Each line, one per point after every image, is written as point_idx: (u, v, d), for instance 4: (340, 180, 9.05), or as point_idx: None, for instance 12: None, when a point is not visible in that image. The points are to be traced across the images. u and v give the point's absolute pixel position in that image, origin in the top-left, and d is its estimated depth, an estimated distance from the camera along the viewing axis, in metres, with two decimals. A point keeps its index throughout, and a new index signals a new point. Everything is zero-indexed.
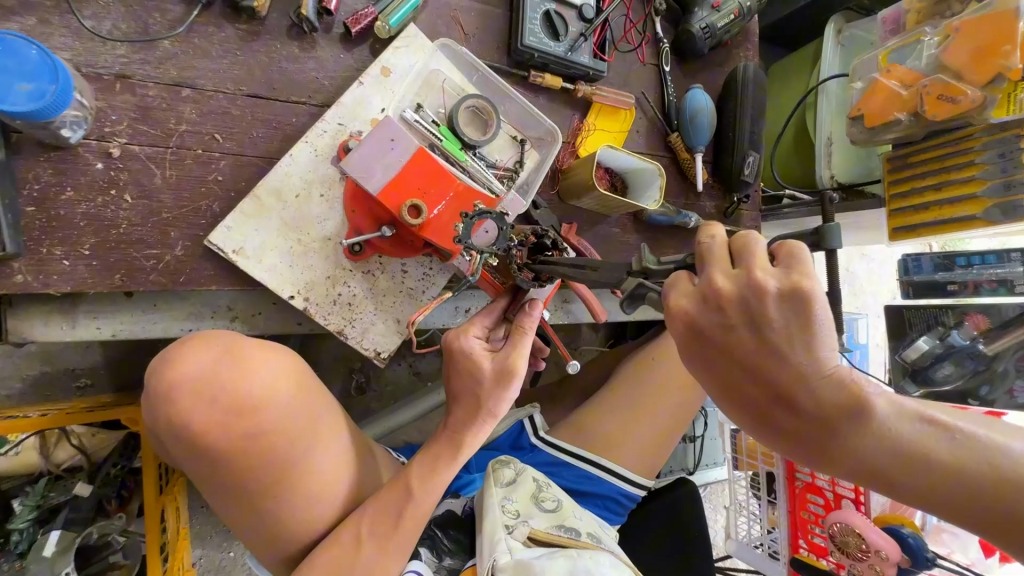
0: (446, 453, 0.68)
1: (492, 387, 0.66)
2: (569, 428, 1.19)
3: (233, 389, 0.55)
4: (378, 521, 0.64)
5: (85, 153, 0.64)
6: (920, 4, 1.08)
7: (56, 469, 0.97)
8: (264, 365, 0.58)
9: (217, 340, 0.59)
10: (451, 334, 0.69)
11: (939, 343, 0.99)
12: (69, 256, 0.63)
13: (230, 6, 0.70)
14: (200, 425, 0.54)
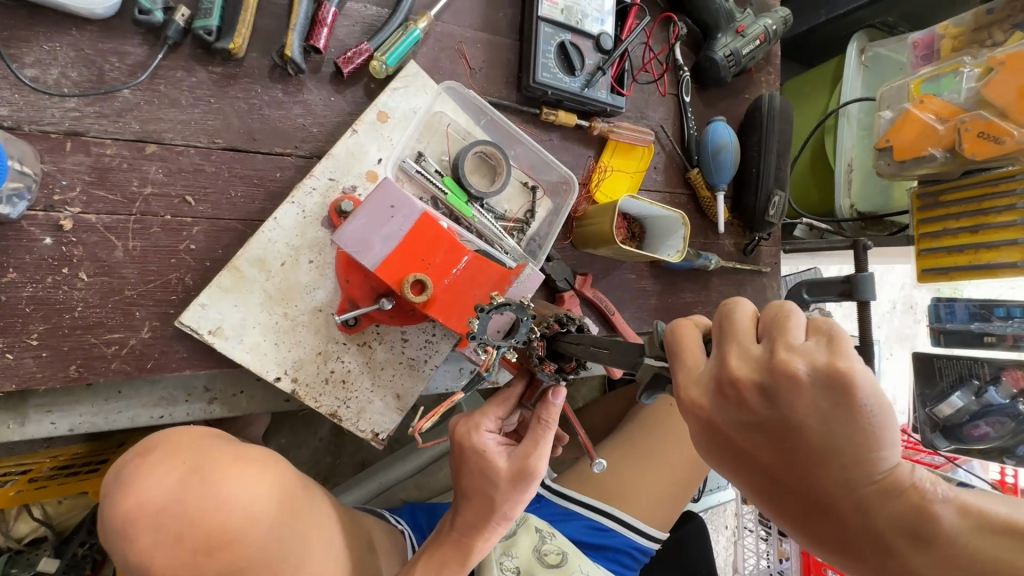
0: (453, 562, 0.60)
1: (508, 489, 0.58)
2: (578, 475, 1.11)
3: (205, 519, 0.50)
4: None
5: (31, 226, 0.55)
6: (958, 30, 1.01)
7: (17, 543, 0.88)
8: (241, 485, 0.52)
9: (182, 454, 0.52)
10: (461, 423, 0.61)
11: (975, 400, 0.94)
12: (14, 348, 0.54)
13: (201, 46, 0.61)
14: (169, 565, 0.49)
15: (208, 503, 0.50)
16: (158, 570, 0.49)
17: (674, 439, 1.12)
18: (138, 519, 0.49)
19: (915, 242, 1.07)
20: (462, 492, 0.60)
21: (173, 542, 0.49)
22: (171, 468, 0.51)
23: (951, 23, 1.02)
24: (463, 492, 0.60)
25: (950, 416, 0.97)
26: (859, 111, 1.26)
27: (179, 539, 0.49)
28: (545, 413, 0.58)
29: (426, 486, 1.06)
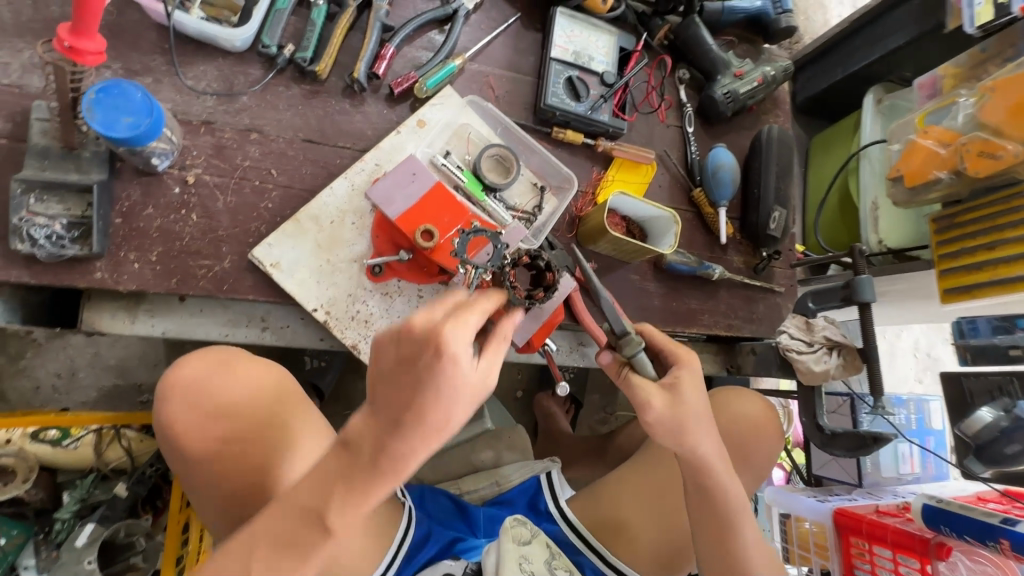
0: (374, 481, 0.54)
1: (464, 405, 0.54)
2: (586, 503, 0.97)
3: (218, 392, 0.69)
4: (275, 560, 0.53)
5: (168, 179, 0.78)
6: (956, 69, 1.08)
7: (104, 468, 1.07)
8: (245, 379, 0.70)
9: (215, 353, 0.72)
10: (431, 326, 0.52)
11: (1005, 415, 0.89)
12: (140, 260, 0.76)
13: (299, 71, 0.86)
14: (187, 426, 0.67)
15: (221, 385, 0.68)
16: (178, 431, 0.67)
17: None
18: (172, 389, 0.68)
19: (935, 264, 1.06)
20: (402, 408, 0.53)
21: (189, 408, 0.67)
22: (201, 360, 0.70)
23: (950, 64, 1.09)
24: (407, 398, 0.52)
25: (980, 432, 0.90)
26: (880, 151, 1.31)
27: (194, 407, 0.67)
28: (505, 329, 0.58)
29: (439, 471, 1.13)
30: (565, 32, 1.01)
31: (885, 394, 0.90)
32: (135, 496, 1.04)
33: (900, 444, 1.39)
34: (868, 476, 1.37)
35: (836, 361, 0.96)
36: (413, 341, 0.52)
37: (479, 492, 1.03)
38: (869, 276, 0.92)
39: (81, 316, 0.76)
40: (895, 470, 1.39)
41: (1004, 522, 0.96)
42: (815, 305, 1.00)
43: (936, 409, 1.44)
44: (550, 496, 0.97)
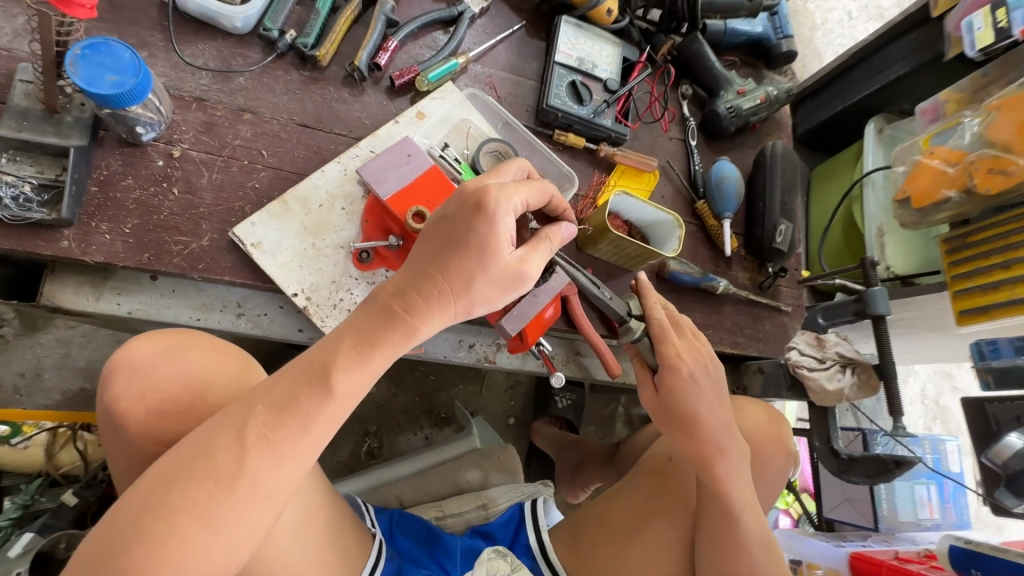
0: (388, 342, 0.51)
1: (490, 286, 0.56)
2: (566, 535, 0.87)
3: (166, 383, 0.50)
4: (272, 427, 0.46)
5: (152, 152, 0.75)
6: (958, 94, 1.09)
7: (54, 472, 0.98)
8: (206, 363, 0.53)
9: (179, 332, 0.55)
10: (485, 189, 0.56)
11: None
12: (112, 232, 0.71)
13: (299, 57, 0.85)
14: (134, 422, 0.49)
15: (174, 370, 0.51)
16: (124, 430, 0.49)
17: (678, 496, 0.82)
18: (116, 372, 0.51)
19: (948, 285, 1.02)
20: (432, 271, 0.55)
21: (135, 399, 0.49)
22: (158, 338, 0.53)
23: (951, 90, 1.09)
24: (439, 265, 0.55)
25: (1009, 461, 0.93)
26: (884, 178, 1.27)
27: (141, 398, 0.49)
28: (547, 233, 0.62)
29: (420, 489, 1.03)
30: (570, 39, 1.01)
31: (904, 414, 0.83)
32: (83, 506, 0.95)
33: (916, 486, 1.29)
34: (884, 520, 1.27)
35: (850, 380, 0.90)
36: (461, 208, 0.56)
37: (463, 515, 0.95)
38: (882, 289, 0.87)
39: (41, 289, 0.71)
40: (914, 515, 1.27)
41: None
42: (824, 321, 0.96)
43: (952, 450, 1.37)
44: (531, 528, 0.88)
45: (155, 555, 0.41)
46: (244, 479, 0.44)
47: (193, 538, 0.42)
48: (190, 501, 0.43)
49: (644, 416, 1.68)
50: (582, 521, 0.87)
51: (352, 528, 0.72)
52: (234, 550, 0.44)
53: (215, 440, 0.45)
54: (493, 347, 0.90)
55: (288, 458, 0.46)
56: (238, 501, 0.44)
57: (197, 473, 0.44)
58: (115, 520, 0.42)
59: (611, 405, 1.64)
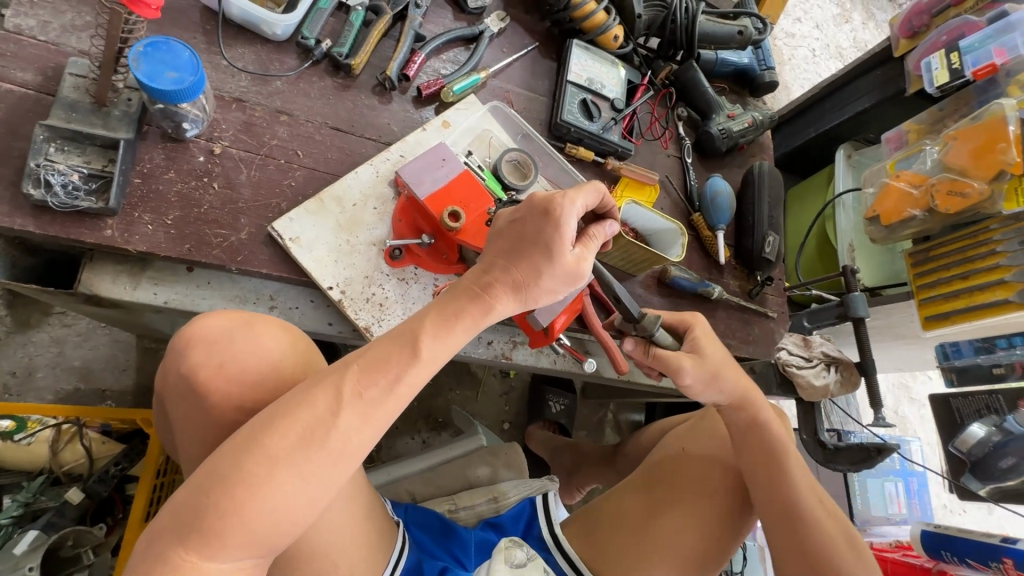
0: (467, 317, 0.59)
1: (554, 280, 0.64)
2: (581, 527, 0.90)
3: (242, 353, 0.59)
4: (365, 384, 0.52)
5: (193, 148, 0.78)
6: (919, 125, 1.23)
7: (57, 470, 0.97)
8: (275, 340, 0.61)
9: (244, 312, 0.63)
10: (551, 196, 0.64)
11: (996, 431, 1.12)
12: (154, 222, 0.73)
13: (333, 65, 0.89)
14: (216, 391, 0.57)
15: (250, 346, 0.59)
16: (206, 397, 0.57)
17: (698, 480, 0.87)
18: (195, 346, 0.59)
19: (915, 294, 1.13)
20: (504, 263, 0.63)
21: (215, 369, 0.58)
22: (230, 316, 0.61)
23: (912, 121, 1.24)
24: (511, 259, 0.63)
25: (973, 448, 1.15)
26: (853, 199, 1.38)
27: (221, 369, 0.58)
28: (592, 232, 0.70)
29: (431, 485, 1.07)
30: (580, 61, 1.09)
31: (884, 406, 0.92)
32: (88, 504, 0.93)
33: (885, 482, 1.40)
34: (859, 515, 1.36)
35: (835, 376, 0.99)
36: (531, 212, 0.64)
37: (475, 508, 0.97)
38: (861, 294, 0.97)
39: (79, 277, 0.73)
40: (884, 510, 1.37)
41: (1005, 541, 0.96)
42: (810, 323, 1.08)
43: (915, 449, 1.50)
44: (544, 521, 0.91)
45: (256, 490, 0.47)
46: (336, 433, 0.50)
47: (288, 482, 0.48)
48: (290, 448, 0.48)
49: (632, 422, 1.73)
50: (608, 507, 0.89)
51: (381, 510, 0.77)
52: (318, 499, 0.49)
53: (315, 394, 0.51)
54: (509, 344, 0.94)
55: (373, 418, 0.52)
56: (330, 452, 0.50)
57: (298, 423, 0.49)
58: (226, 456, 0.48)
59: (601, 411, 1.70)
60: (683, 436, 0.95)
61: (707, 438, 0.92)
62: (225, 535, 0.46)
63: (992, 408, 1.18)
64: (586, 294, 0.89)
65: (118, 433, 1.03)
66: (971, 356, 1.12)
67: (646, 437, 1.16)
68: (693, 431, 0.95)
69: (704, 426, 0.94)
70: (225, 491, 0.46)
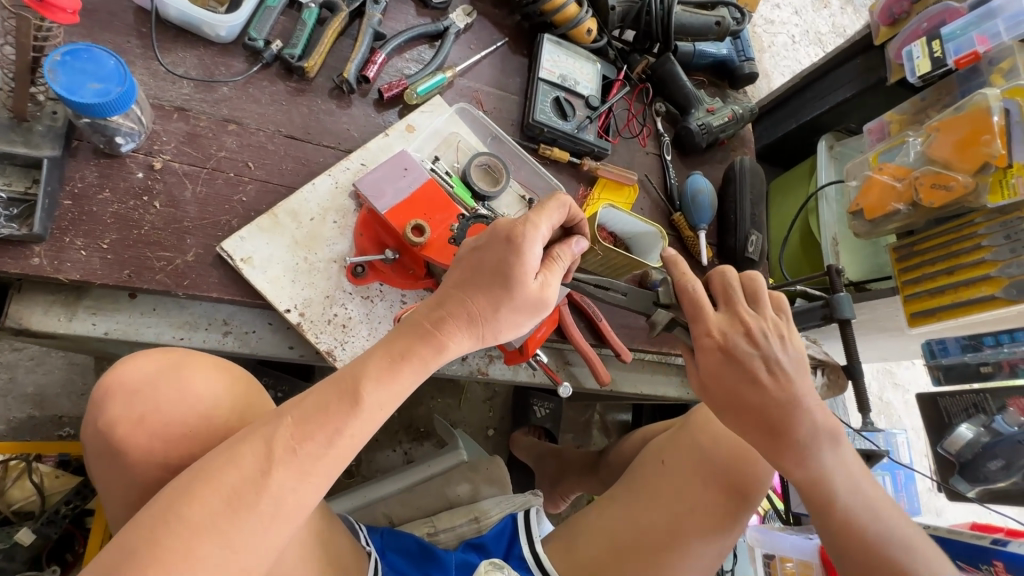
0: (417, 359, 0.55)
1: (514, 313, 0.60)
2: (561, 545, 0.85)
3: (168, 401, 0.54)
4: (300, 438, 0.47)
5: (131, 163, 0.71)
6: (901, 116, 1.20)
7: (6, 509, 0.91)
8: (207, 384, 0.57)
9: (174, 352, 0.59)
10: (515, 222, 0.59)
11: (984, 431, 1.12)
12: (88, 247, 0.67)
13: (285, 68, 0.83)
14: (137, 446, 0.53)
15: (176, 394, 0.55)
16: (126, 453, 0.53)
17: (676, 495, 0.82)
18: (114, 396, 0.55)
19: (899, 290, 1.10)
20: (459, 294, 0.58)
21: (137, 422, 0.53)
22: (156, 359, 0.57)
23: (895, 111, 1.20)
24: (468, 291, 0.58)
25: (962, 449, 1.14)
26: (837, 191, 1.35)
27: (143, 421, 0.53)
28: (558, 252, 0.65)
29: (409, 505, 1.02)
30: (552, 56, 1.03)
31: (871, 410, 0.90)
32: (41, 544, 0.88)
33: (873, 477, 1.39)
34: None
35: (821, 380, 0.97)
36: (493, 240, 0.59)
37: (455, 529, 0.93)
38: (846, 294, 0.94)
39: (7, 310, 0.66)
40: None
41: (995, 543, 0.94)
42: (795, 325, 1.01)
43: (902, 442, 1.50)
44: (525, 540, 0.87)
45: (173, 564, 0.41)
46: (268, 494, 0.45)
47: (213, 554, 0.43)
48: (210, 515, 0.43)
49: (619, 422, 1.71)
50: (585, 526, 0.85)
51: (346, 546, 0.72)
52: (250, 567, 0.44)
53: (242, 451, 0.46)
54: (485, 359, 0.90)
55: (312, 476, 0.47)
56: (263, 515, 0.45)
57: (225, 484, 0.45)
58: (141, 525, 0.43)
59: (587, 412, 1.67)
60: (664, 446, 0.89)
61: (688, 450, 0.85)
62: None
63: (980, 407, 1.14)
64: (563, 304, 0.85)
65: (75, 465, 0.97)
66: (958, 355, 1.11)
67: (631, 443, 1.13)
68: (672, 441, 0.89)
69: (683, 437, 0.87)
70: (139, 568, 0.41)
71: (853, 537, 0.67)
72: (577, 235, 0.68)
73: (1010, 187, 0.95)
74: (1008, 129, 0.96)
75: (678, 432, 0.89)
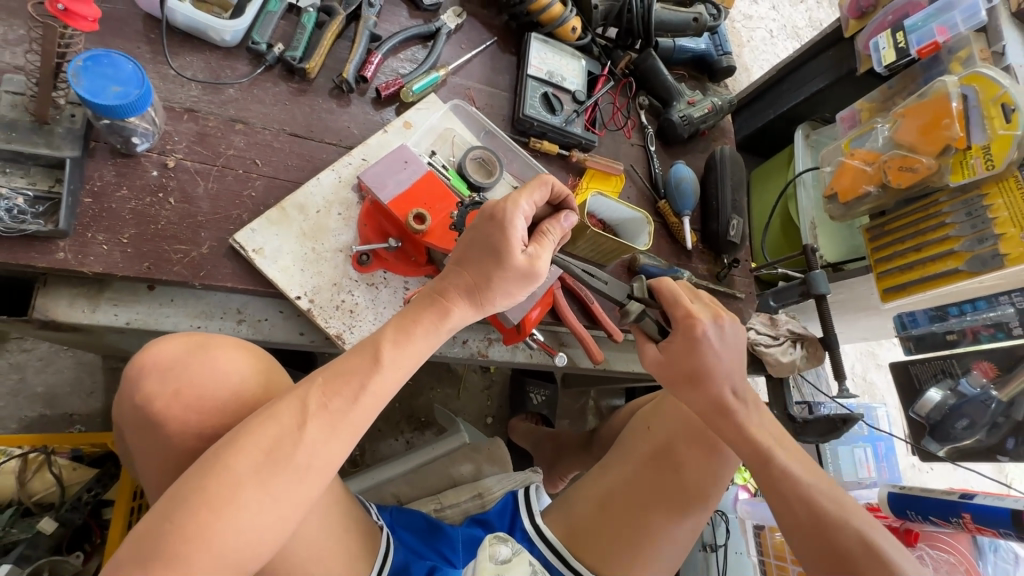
0: (427, 326, 0.60)
1: (510, 283, 0.65)
2: (560, 512, 0.90)
3: (199, 378, 0.59)
4: (329, 396, 0.52)
5: (145, 162, 0.75)
6: (870, 104, 1.26)
7: (26, 500, 0.94)
8: (234, 363, 0.61)
9: (199, 333, 0.63)
10: (500, 202, 0.65)
11: (951, 393, 1.19)
12: (109, 242, 0.71)
13: (287, 69, 0.87)
14: (172, 418, 0.57)
15: (207, 370, 0.59)
16: (163, 426, 0.57)
17: (663, 456, 0.87)
18: (148, 373, 0.59)
19: (873, 268, 1.18)
20: (459, 268, 0.64)
21: (172, 396, 0.57)
22: (186, 340, 0.62)
23: (866, 99, 1.28)
24: (464, 265, 0.64)
25: (931, 411, 1.23)
26: (813, 177, 1.41)
27: (177, 395, 0.58)
28: (546, 227, 0.70)
29: (415, 485, 1.07)
30: (539, 54, 1.09)
31: (847, 378, 0.96)
32: (62, 532, 0.91)
33: (855, 448, 1.46)
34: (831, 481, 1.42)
35: (799, 353, 1.04)
36: (481, 219, 0.65)
37: (461, 505, 0.98)
38: (821, 271, 1.00)
39: (33, 303, 0.70)
40: (855, 474, 1.43)
41: (963, 497, 1.02)
42: (775, 302, 1.08)
43: (882, 415, 1.57)
44: (526, 513, 0.91)
45: (221, 509, 0.46)
46: (303, 448, 0.50)
47: (254, 501, 0.48)
48: (252, 467, 0.48)
49: (613, 407, 1.76)
50: (581, 489, 0.91)
51: (360, 518, 0.77)
52: (287, 515, 0.49)
53: (280, 409, 0.51)
54: (484, 342, 0.95)
55: (340, 432, 0.52)
56: (298, 467, 0.50)
57: (263, 439, 0.49)
58: (189, 476, 0.47)
59: (582, 398, 1.73)
60: (650, 414, 0.95)
61: (671, 414, 0.91)
62: (189, 560, 0.44)
63: (947, 372, 1.21)
64: (557, 287, 0.91)
65: (89, 458, 1.01)
66: (926, 324, 1.19)
67: (620, 417, 1.18)
68: (657, 408, 0.95)
69: (669, 404, 0.93)
70: (189, 513, 0.45)
71: (801, 502, 0.69)
72: (566, 210, 0.73)
73: (970, 167, 1.02)
74: (966, 113, 1.02)
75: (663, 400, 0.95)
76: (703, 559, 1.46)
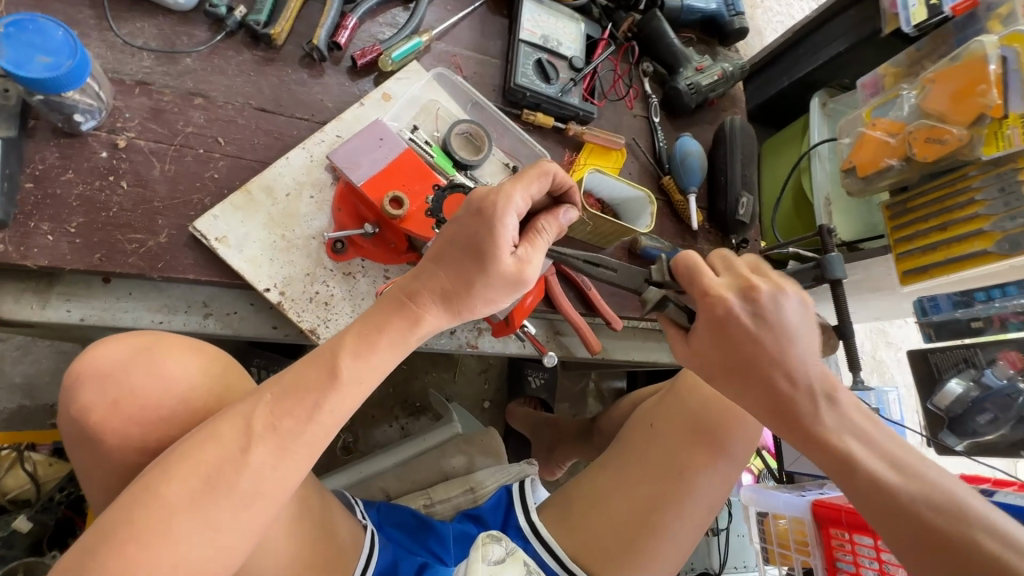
0: (395, 331, 0.54)
1: (495, 290, 0.58)
2: (556, 513, 0.85)
3: (140, 386, 0.53)
4: (279, 414, 0.47)
5: (93, 142, 0.68)
6: (896, 69, 1.16)
7: (2, 498, 0.91)
8: (181, 368, 0.55)
9: (145, 335, 0.57)
10: (489, 194, 0.57)
11: (974, 385, 1.12)
12: (54, 232, 0.65)
13: (251, 36, 0.79)
14: (113, 432, 0.52)
15: (150, 377, 0.53)
16: (102, 438, 0.52)
17: (664, 459, 0.82)
18: (87, 381, 0.54)
19: (891, 248, 1.09)
20: (435, 266, 0.57)
21: (111, 408, 0.52)
22: (127, 343, 0.56)
23: (889, 64, 1.17)
24: (441, 263, 0.57)
25: (952, 404, 1.15)
26: (830, 149, 1.32)
27: (115, 407, 0.52)
28: (541, 224, 0.62)
29: (404, 479, 1.03)
30: (534, 16, 0.99)
31: (862, 370, 0.90)
32: (39, 531, 0.88)
33: None
34: None
35: None
36: (466, 211, 0.57)
37: (452, 501, 0.94)
38: (837, 253, 0.93)
39: None
40: None
41: (982, 493, 0.94)
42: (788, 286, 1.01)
43: (893, 400, 1.51)
44: (521, 509, 0.87)
45: (153, 545, 0.41)
46: (248, 473, 0.45)
47: (193, 532, 0.43)
48: (191, 496, 0.43)
49: (615, 389, 1.72)
50: (579, 489, 0.85)
51: (341, 521, 0.73)
52: (234, 545, 0.44)
53: (222, 429, 0.46)
54: (474, 332, 0.89)
55: (292, 454, 0.47)
56: (244, 494, 0.45)
57: (202, 464, 0.44)
58: (119, 507, 0.42)
59: (583, 381, 1.68)
60: (652, 410, 0.89)
61: (676, 413, 0.85)
62: None
63: (969, 361, 1.13)
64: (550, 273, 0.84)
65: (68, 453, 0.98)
66: (949, 311, 1.12)
67: (619, 406, 1.13)
68: (660, 404, 0.89)
69: (671, 398, 0.88)
70: (112, 551, 0.40)
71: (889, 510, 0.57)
72: (567, 205, 0.65)
73: (1005, 138, 0.93)
74: (1003, 77, 0.93)
75: (665, 396, 0.90)
76: (705, 545, 1.43)
